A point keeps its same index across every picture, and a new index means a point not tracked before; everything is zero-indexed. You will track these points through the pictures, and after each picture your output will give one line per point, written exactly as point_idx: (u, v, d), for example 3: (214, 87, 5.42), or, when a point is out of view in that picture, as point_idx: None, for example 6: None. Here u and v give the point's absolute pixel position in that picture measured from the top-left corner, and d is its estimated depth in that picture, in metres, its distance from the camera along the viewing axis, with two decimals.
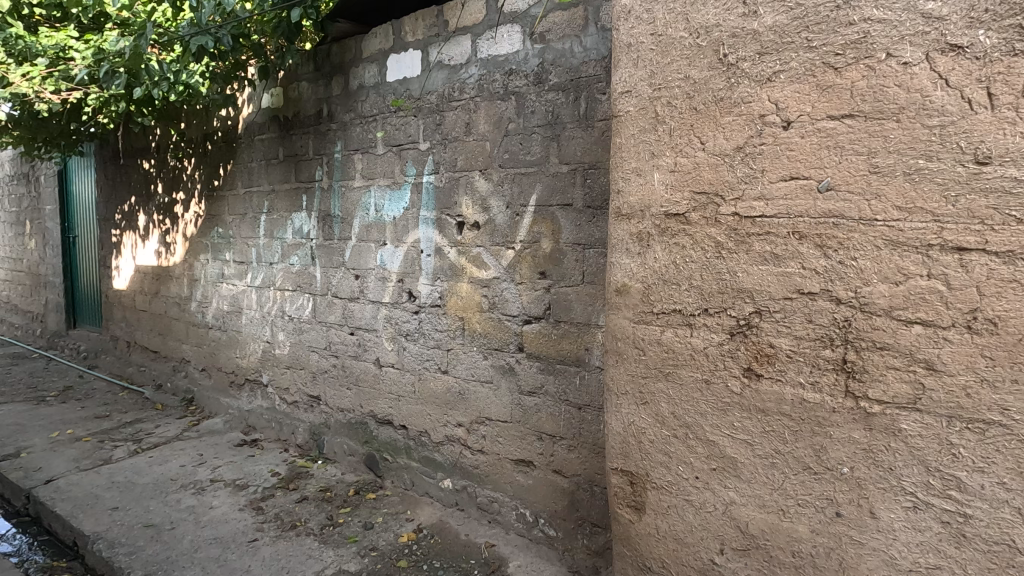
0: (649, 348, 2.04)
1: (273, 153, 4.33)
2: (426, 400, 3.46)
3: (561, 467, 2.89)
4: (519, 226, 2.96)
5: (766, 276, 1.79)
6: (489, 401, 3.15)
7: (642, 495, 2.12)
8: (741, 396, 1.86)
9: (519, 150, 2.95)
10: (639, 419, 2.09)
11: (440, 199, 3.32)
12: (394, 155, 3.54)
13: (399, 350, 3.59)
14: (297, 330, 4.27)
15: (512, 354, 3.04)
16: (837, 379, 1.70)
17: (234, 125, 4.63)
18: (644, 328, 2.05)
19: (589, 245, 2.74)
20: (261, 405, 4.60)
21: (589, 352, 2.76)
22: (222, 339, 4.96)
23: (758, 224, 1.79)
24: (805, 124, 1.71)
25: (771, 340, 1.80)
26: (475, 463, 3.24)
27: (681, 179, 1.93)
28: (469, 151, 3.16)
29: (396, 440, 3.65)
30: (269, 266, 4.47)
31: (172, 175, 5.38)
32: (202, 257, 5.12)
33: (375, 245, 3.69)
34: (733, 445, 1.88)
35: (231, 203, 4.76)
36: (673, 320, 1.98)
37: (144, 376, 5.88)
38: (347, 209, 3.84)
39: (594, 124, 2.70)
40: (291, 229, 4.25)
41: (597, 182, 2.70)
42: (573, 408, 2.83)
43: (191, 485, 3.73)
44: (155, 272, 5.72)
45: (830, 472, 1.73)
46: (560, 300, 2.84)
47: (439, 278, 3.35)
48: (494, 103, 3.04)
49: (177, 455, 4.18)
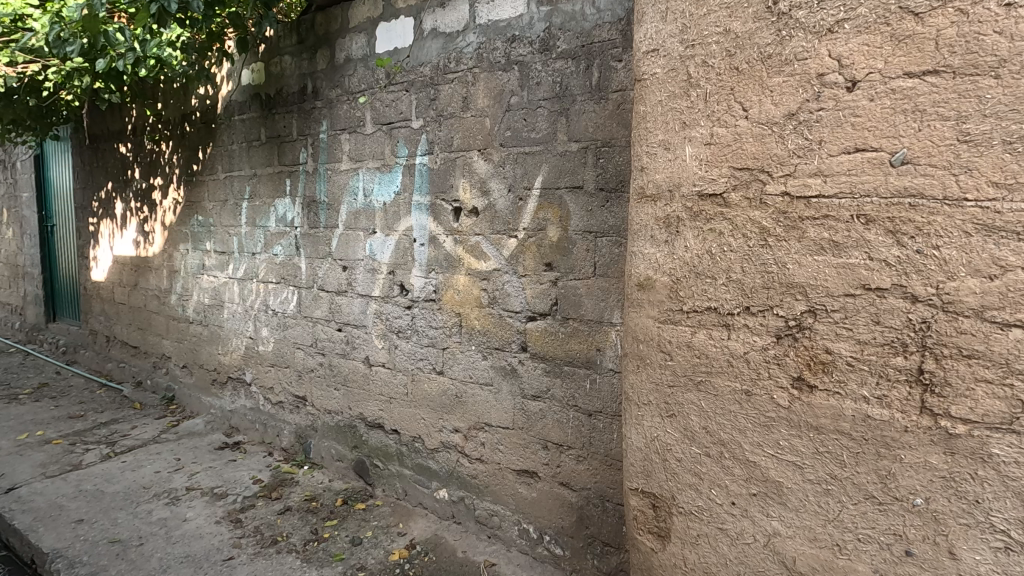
0: (677, 352, 1.75)
1: (255, 134, 4.00)
2: (420, 403, 3.17)
3: (568, 479, 2.61)
4: (523, 212, 2.66)
5: (823, 269, 1.49)
6: (488, 406, 2.86)
7: (666, 520, 1.84)
8: (790, 411, 1.57)
9: (523, 126, 2.64)
10: (664, 434, 1.81)
11: (434, 183, 3.01)
12: (385, 135, 3.22)
13: (390, 349, 3.30)
14: (282, 326, 3.97)
15: (514, 354, 2.75)
16: (910, 393, 1.41)
17: (214, 105, 4.30)
18: (672, 329, 1.76)
19: (601, 233, 2.43)
20: (244, 405, 4.30)
21: (600, 353, 2.47)
22: (203, 335, 4.66)
23: (813, 206, 1.50)
24: (876, 84, 1.41)
25: (827, 345, 1.50)
26: (472, 472, 2.96)
27: (719, 153, 1.63)
28: (467, 128, 2.85)
29: (388, 445, 3.36)
30: (252, 257, 4.16)
31: (149, 159, 5.05)
32: (182, 246, 4.80)
33: (363, 233, 3.38)
34: (779, 466, 1.60)
35: (211, 189, 4.43)
36: (707, 321, 1.68)
37: (123, 373, 5.57)
38: (333, 195, 3.53)
39: (607, 96, 2.39)
40: (274, 216, 3.94)
41: (612, 162, 2.39)
42: (583, 415, 2.54)
43: (165, 494, 3.44)
44: (134, 263, 5.40)
45: (899, 503, 1.44)
46: (569, 295, 2.54)
47: (434, 270, 3.04)
48: (494, 74, 2.73)
49: (152, 460, 3.89)
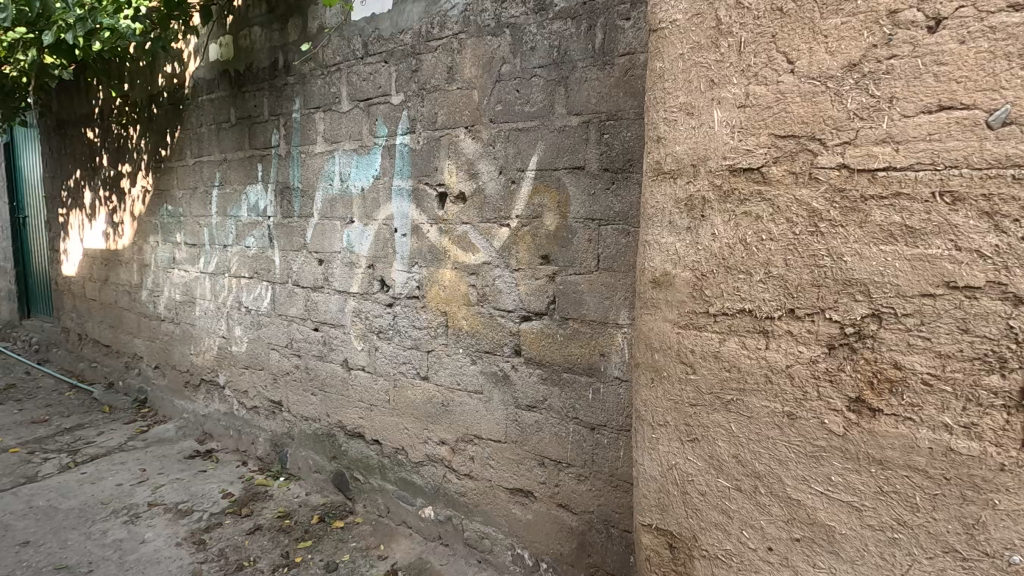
0: (701, 364, 1.43)
1: (225, 115, 3.66)
2: (403, 411, 2.85)
3: (567, 500, 2.30)
4: (515, 197, 2.33)
5: (894, 263, 1.17)
6: (478, 416, 2.54)
7: (685, 565, 1.53)
8: (845, 440, 1.25)
9: (516, 99, 2.31)
10: (683, 462, 1.50)
11: (416, 165, 2.67)
12: (362, 112, 2.88)
13: (371, 352, 2.98)
14: (255, 325, 3.65)
15: (507, 359, 2.43)
16: (1008, 422, 1.10)
17: (181, 83, 3.96)
18: (695, 336, 1.44)
19: (605, 220, 2.11)
20: (217, 409, 3.98)
21: (605, 359, 2.15)
22: (175, 334, 4.33)
23: (879, 181, 1.17)
24: (968, 21, 1.08)
25: (896, 359, 1.19)
26: (461, 490, 2.65)
27: (756, 118, 1.31)
28: (452, 102, 2.51)
29: (369, 457, 3.05)
30: (223, 249, 3.83)
31: (117, 145, 4.70)
32: (151, 239, 4.46)
33: (340, 223, 3.05)
34: (829, 507, 1.29)
35: (180, 176, 4.09)
36: (740, 326, 1.37)
37: (95, 373, 5.25)
38: (308, 180, 3.20)
39: (612, 60, 2.06)
40: (246, 205, 3.60)
41: (618, 138, 2.07)
42: (584, 429, 2.22)
43: (124, 511, 3.12)
44: (103, 257, 5.06)
45: (989, 560, 1.14)
46: (568, 292, 2.22)
47: (416, 264, 2.72)
48: (483, 40, 2.39)
49: (115, 471, 3.57)
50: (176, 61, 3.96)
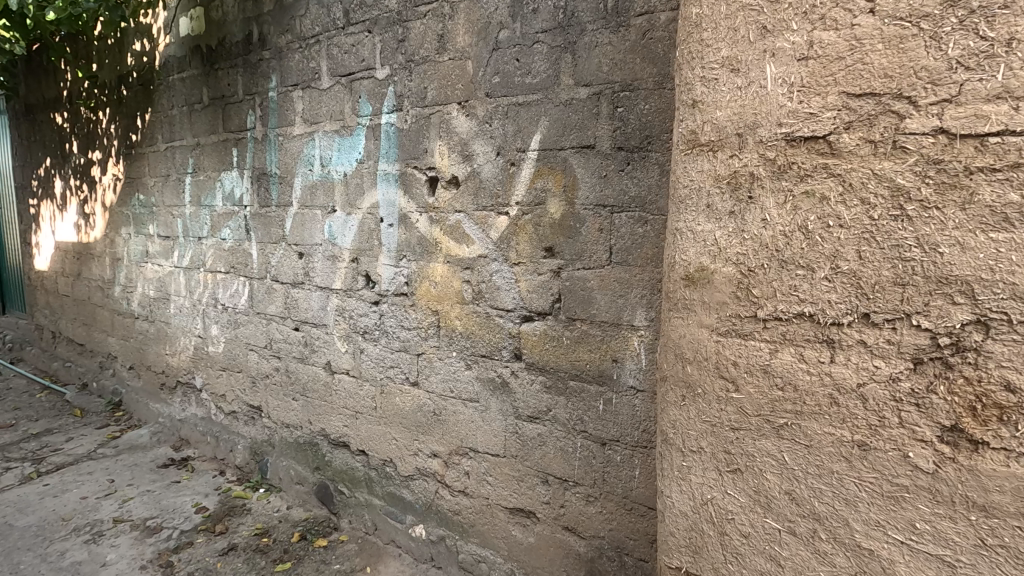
0: (746, 380, 1.17)
1: (197, 96, 3.36)
2: (390, 420, 2.59)
3: (573, 523, 2.05)
4: (515, 181, 2.06)
5: (1008, 256, 0.91)
6: (474, 427, 2.28)
7: None
8: (935, 479, 1.00)
9: (516, 69, 2.03)
10: (721, 496, 1.24)
11: (404, 147, 2.39)
12: (344, 89, 2.59)
13: (355, 354, 2.70)
14: (232, 324, 3.37)
15: (506, 364, 2.16)
16: None
17: (150, 62, 3.66)
18: (738, 346, 1.17)
19: (619, 207, 1.84)
20: (194, 414, 3.71)
21: (618, 365, 1.89)
22: (149, 333, 4.04)
23: (990, 150, 0.91)
24: None
25: (1008, 379, 0.93)
26: (455, 508, 2.40)
27: (823, 73, 1.03)
28: (443, 74, 2.23)
29: (354, 468, 2.79)
30: (197, 242, 3.54)
31: (86, 131, 4.39)
32: (123, 231, 4.17)
33: (321, 212, 2.77)
34: (912, 561, 1.03)
35: (151, 163, 3.79)
36: (797, 334, 1.10)
37: (68, 373, 4.96)
38: (286, 166, 2.91)
39: (628, 22, 1.78)
40: (220, 193, 3.31)
41: (634, 111, 1.79)
42: (593, 443, 1.96)
43: (86, 529, 2.85)
44: (75, 251, 4.76)
45: None
46: (575, 289, 1.95)
47: (404, 257, 2.45)
48: (477, 2, 2.11)
49: (80, 482, 3.30)
50: (145, 38, 3.66)
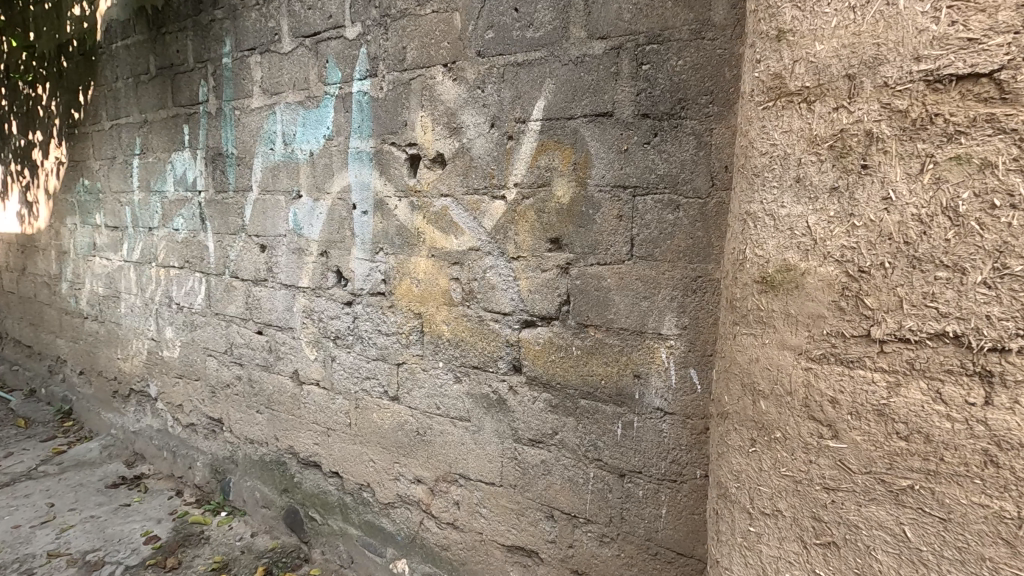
0: (850, 425, 0.84)
1: (143, 65, 2.94)
2: (367, 439, 2.23)
3: (584, 568, 1.72)
4: (514, 159, 1.70)
5: None
6: (464, 451, 1.94)
7: None
8: None
9: (514, 21, 1.66)
10: None
11: (379, 119, 2.02)
12: (309, 52, 2.20)
13: (326, 363, 2.34)
14: (188, 326, 2.98)
15: (503, 378, 1.82)
16: None
17: (91, 28, 3.21)
18: (838, 377, 0.85)
19: (643, 188, 1.49)
20: (149, 426, 3.31)
21: (640, 382, 1.55)
22: (99, 334, 3.62)
23: None
24: None
25: None
26: (442, 543, 2.06)
27: None
28: (426, 30, 1.86)
29: (327, 492, 2.43)
30: (148, 233, 3.12)
31: (26, 109, 3.91)
32: (69, 221, 3.73)
33: (284, 198, 2.39)
34: None
35: (96, 144, 3.35)
36: (934, 364, 0.77)
37: (16, 378, 4.51)
38: (243, 144, 2.51)
39: None
40: (172, 177, 2.90)
41: (663, 69, 1.44)
42: (610, 474, 1.63)
43: (14, 566, 2.47)
44: (19, 243, 4.29)
45: None
46: (587, 289, 1.61)
47: (381, 251, 2.08)
48: None
49: (14, 508, 2.90)
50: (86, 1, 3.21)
